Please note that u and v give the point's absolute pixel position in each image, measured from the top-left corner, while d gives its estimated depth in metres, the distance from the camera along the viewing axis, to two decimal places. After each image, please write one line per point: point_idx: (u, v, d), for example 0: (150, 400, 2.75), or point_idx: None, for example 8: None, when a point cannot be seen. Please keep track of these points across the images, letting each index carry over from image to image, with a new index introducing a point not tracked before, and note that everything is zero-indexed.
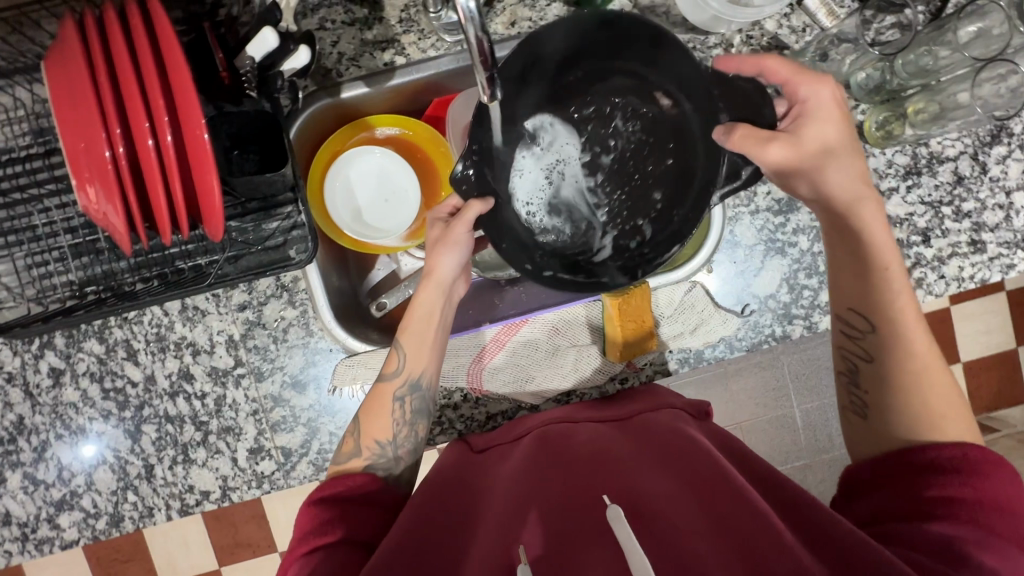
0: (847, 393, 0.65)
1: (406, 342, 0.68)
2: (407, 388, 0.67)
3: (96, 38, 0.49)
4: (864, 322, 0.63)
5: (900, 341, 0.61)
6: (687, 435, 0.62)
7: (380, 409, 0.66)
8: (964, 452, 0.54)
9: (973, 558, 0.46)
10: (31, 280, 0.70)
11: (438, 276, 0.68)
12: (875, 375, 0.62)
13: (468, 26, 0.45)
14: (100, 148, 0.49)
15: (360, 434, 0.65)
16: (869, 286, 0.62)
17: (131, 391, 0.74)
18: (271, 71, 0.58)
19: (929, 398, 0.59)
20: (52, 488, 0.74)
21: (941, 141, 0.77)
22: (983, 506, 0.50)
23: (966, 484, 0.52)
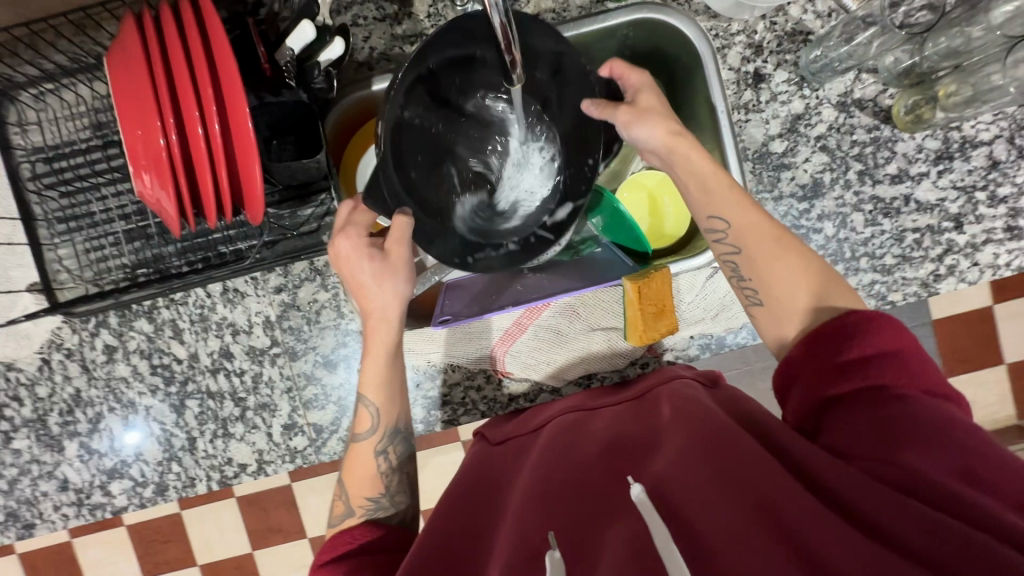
0: (741, 291, 0.64)
1: (371, 396, 0.67)
2: (387, 440, 0.68)
3: (153, 34, 0.53)
4: (722, 223, 0.63)
5: (763, 245, 0.62)
6: (688, 401, 0.64)
7: (361, 467, 0.67)
8: (840, 320, 0.55)
9: (903, 430, 0.48)
10: (89, 263, 0.76)
11: (385, 317, 0.65)
12: (750, 268, 0.62)
13: (494, 14, 0.47)
14: (155, 137, 0.53)
15: (349, 496, 0.66)
16: (722, 198, 0.63)
17: (176, 367, 0.79)
18: (307, 62, 0.62)
19: (800, 281, 0.60)
20: (105, 457, 0.79)
21: (974, 125, 0.75)
22: (880, 359, 0.52)
23: (853, 347, 0.53)
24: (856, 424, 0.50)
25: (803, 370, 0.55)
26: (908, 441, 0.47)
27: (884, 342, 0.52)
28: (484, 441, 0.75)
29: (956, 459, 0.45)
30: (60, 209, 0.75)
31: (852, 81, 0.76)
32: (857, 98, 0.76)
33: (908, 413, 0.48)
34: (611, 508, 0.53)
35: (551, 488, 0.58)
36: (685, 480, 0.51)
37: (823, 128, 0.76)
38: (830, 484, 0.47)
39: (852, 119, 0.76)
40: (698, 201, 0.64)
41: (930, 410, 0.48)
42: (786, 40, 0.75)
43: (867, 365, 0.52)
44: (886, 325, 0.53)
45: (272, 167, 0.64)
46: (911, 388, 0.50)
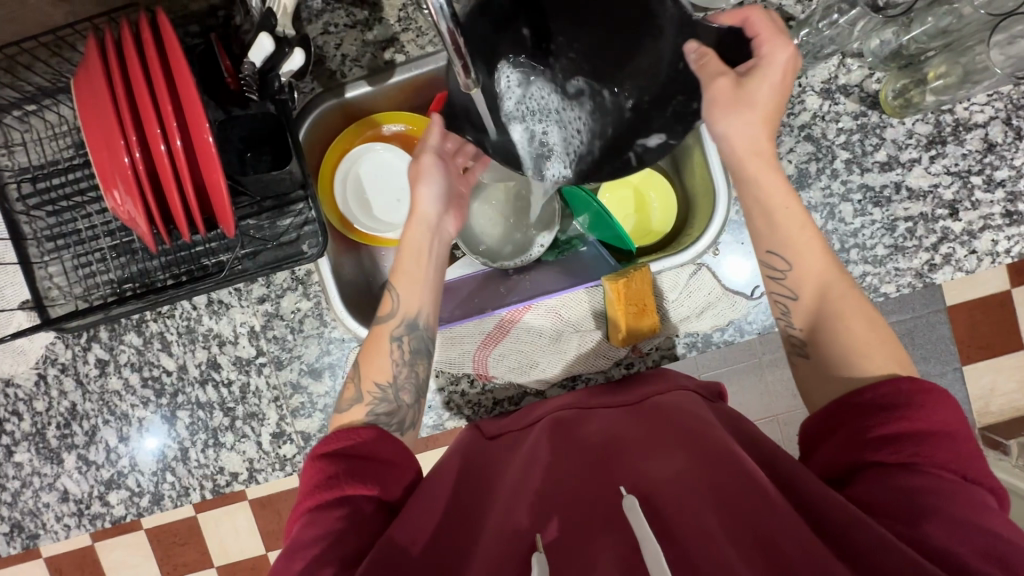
0: (787, 335, 0.63)
1: (399, 284, 0.69)
2: (404, 328, 0.67)
3: (113, 53, 0.54)
4: (783, 261, 0.62)
5: (819, 286, 0.60)
6: (698, 416, 0.61)
7: (379, 350, 0.67)
8: (895, 385, 0.51)
9: (934, 510, 0.45)
10: (78, 280, 0.77)
11: (420, 212, 0.71)
12: (807, 309, 0.61)
13: (441, 21, 0.46)
14: (119, 154, 0.54)
15: (360, 377, 0.65)
16: (783, 227, 0.62)
17: (166, 379, 0.80)
18: (270, 74, 0.62)
19: (852, 330, 0.58)
20: (101, 468, 0.81)
21: (968, 107, 0.72)
22: (932, 438, 0.48)
23: (903, 419, 0.49)
24: (885, 492, 0.47)
25: (843, 424, 0.53)
26: (936, 519, 0.44)
27: (937, 417, 0.49)
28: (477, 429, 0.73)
29: (987, 546, 0.42)
30: (47, 227, 0.76)
31: (836, 66, 0.73)
32: (842, 84, 0.73)
33: (949, 496, 0.45)
34: (604, 512, 0.52)
35: (548, 493, 0.56)
36: (687, 500, 0.49)
37: (807, 116, 0.74)
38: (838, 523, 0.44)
39: (837, 106, 0.73)
40: (760, 235, 0.63)
41: (967, 497, 0.45)
42: None
43: (918, 441, 0.48)
44: (948, 404, 0.49)
45: (243, 180, 0.64)
46: (952, 470, 0.47)
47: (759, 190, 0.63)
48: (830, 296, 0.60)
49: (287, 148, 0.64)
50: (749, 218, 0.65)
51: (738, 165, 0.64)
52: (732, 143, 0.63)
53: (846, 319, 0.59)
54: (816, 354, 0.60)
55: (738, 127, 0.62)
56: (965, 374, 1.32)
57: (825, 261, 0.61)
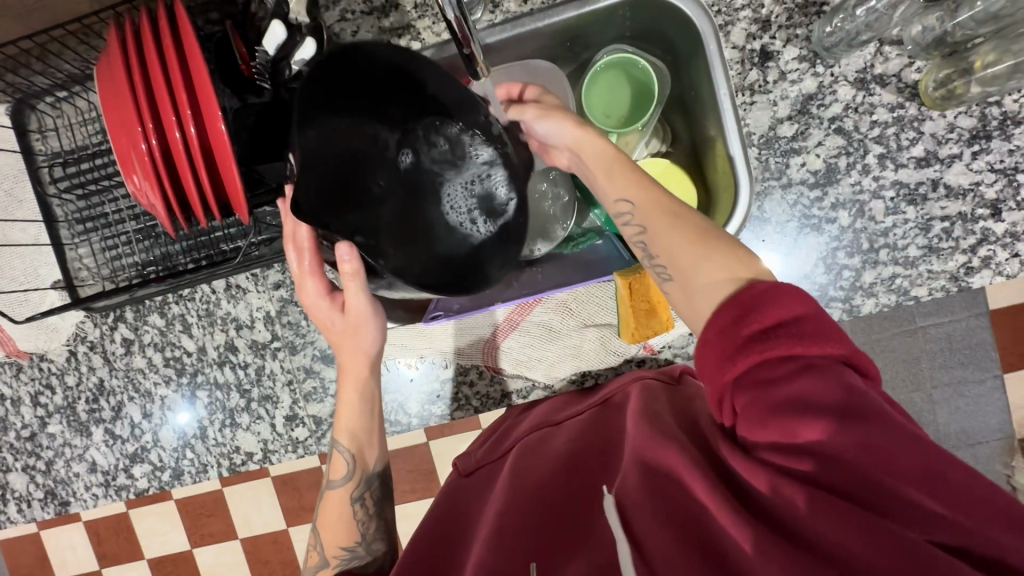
0: (653, 272, 0.56)
1: (346, 448, 0.69)
2: (363, 488, 0.69)
3: (131, 40, 0.55)
4: (627, 205, 0.57)
5: (659, 217, 0.55)
6: (646, 408, 0.61)
7: (336, 517, 0.67)
8: (747, 291, 0.46)
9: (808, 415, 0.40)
10: (106, 261, 0.80)
11: (358, 365, 0.68)
12: (651, 242, 0.55)
13: (448, 9, 0.48)
14: (137, 142, 0.55)
15: (324, 546, 0.67)
16: (623, 178, 0.58)
17: (187, 359, 0.83)
18: (282, 62, 0.62)
19: (687, 252, 0.52)
20: (127, 442, 0.85)
21: (1018, 99, 0.67)
22: (781, 327, 0.43)
23: (754, 321, 0.44)
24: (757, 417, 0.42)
25: (704, 368, 0.47)
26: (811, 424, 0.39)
27: (781, 306, 0.43)
28: (454, 470, 0.73)
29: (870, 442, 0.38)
30: (78, 210, 0.79)
31: (872, 54, 0.69)
32: (878, 73, 0.69)
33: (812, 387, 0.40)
34: (576, 539, 0.51)
35: (512, 519, 0.55)
36: (642, 516, 0.47)
37: (838, 108, 0.70)
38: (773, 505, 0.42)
39: (872, 97, 0.69)
40: (602, 186, 0.59)
41: (834, 378, 0.40)
42: (797, 13, 0.69)
43: (769, 338, 0.43)
44: (790, 293, 0.44)
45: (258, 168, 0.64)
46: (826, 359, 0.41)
47: (591, 144, 0.60)
48: (671, 229, 0.54)
49: None
50: (593, 178, 0.61)
51: (577, 137, 0.61)
52: (564, 134, 0.61)
53: (682, 239, 0.53)
54: (678, 276, 0.53)
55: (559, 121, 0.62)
56: (1006, 381, 1.26)
57: (667, 200, 0.56)
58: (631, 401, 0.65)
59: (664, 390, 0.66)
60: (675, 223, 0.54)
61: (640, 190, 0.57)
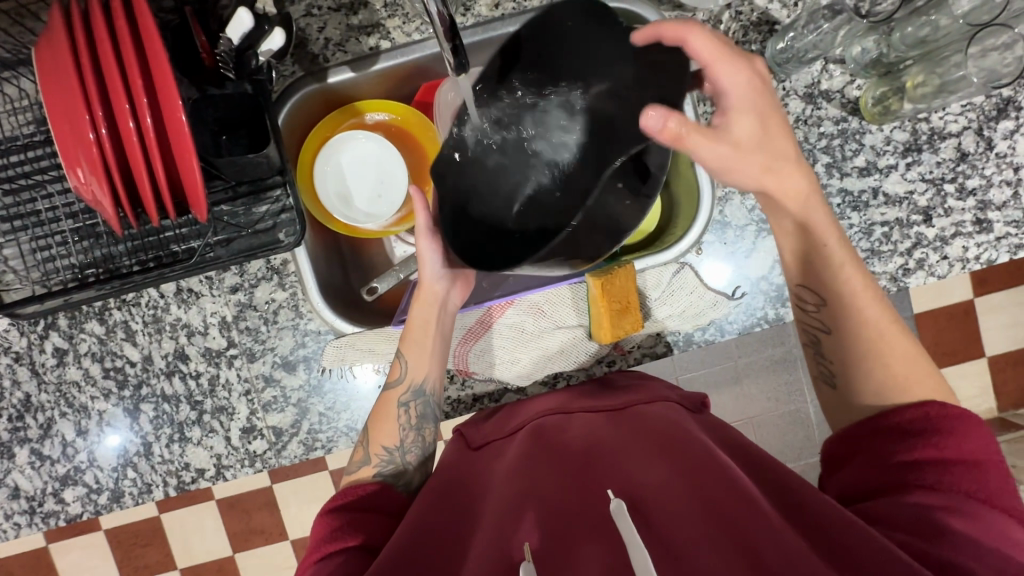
0: (815, 363, 0.68)
1: (408, 352, 0.70)
2: (410, 395, 0.70)
3: (78, 20, 0.51)
4: (810, 294, 0.66)
5: (849, 323, 0.64)
6: (681, 426, 0.65)
7: (385, 416, 0.70)
8: (923, 414, 0.57)
9: (946, 527, 0.49)
10: (36, 264, 0.73)
11: (427, 283, 0.71)
12: (834, 343, 0.65)
13: (432, 3, 0.49)
14: (84, 131, 0.51)
15: (369, 443, 0.68)
16: (817, 266, 0.65)
17: (129, 370, 0.76)
18: (248, 53, 0.60)
19: (893, 361, 0.61)
20: (57, 464, 0.77)
21: (942, 117, 0.74)
22: (960, 466, 0.53)
23: (930, 445, 0.54)
24: (901, 512, 0.51)
25: (868, 443, 0.58)
26: (949, 536, 0.48)
27: (966, 447, 0.53)
28: (461, 439, 0.73)
29: (999, 566, 0.46)
30: (3, 207, 0.72)
31: (819, 72, 0.74)
32: (824, 89, 0.74)
33: (956, 513, 0.50)
34: (590, 519, 0.54)
35: (533, 497, 0.59)
36: (674, 509, 0.53)
37: (790, 120, 0.75)
38: (835, 532, 0.48)
39: (819, 111, 0.75)
40: (792, 273, 0.68)
41: (989, 522, 0.49)
42: (751, 30, 0.74)
43: (944, 467, 0.53)
44: (977, 437, 0.54)
45: (215, 162, 0.61)
46: (982, 500, 0.51)
47: (791, 223, 0.66)
48: (836, 289, 0.64)
49: (264, 129, 0.63)
50: (786, 260, 0.68)
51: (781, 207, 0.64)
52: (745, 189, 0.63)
53: (890, 357, 0.62)
54: (843, 382, 0.64)
55: (727, 161, 0.60)
56: None
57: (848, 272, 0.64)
58: (656, 415, 0.67)
59: (692, 415, 0.70)
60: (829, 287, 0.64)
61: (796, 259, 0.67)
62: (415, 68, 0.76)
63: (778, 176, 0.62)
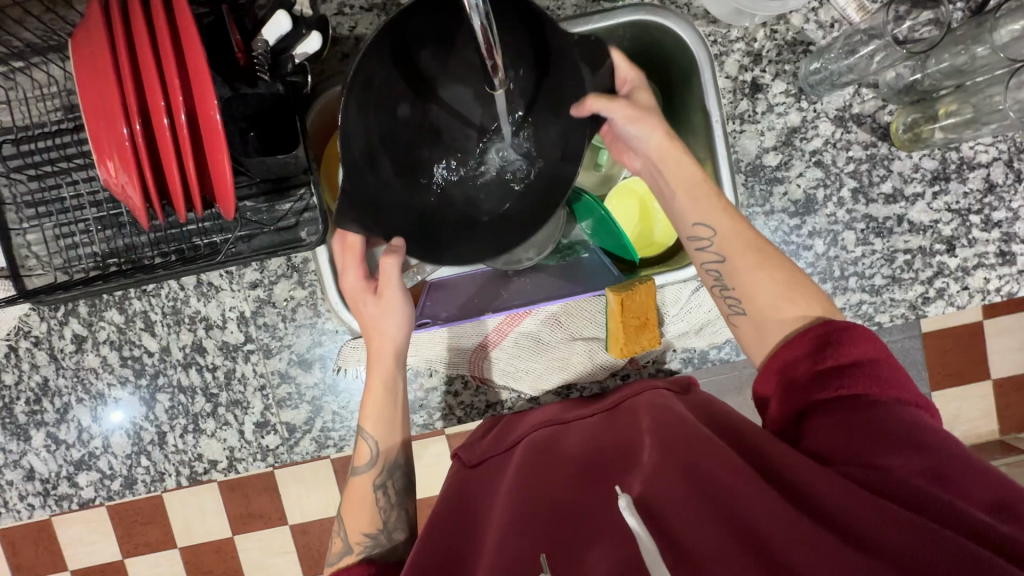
0: (722, 300, 0.64)
1: (371, 429, 0.69)
2: (386, 474, 0.70)
3: (117, 15, 0.51)
4: (706, 230, 0.64)
5: (743, 249, 0.63)
6: (666, 410, 0.65)
7: (360, 502, 0.68)
8: (824, 329, 0.56)
9: (879, 440, 0.49)
10: (59, 250, 0.73)
11: (387, 351, 0.69)
12: (731, 269, 0.63)
13: (474, 16, 0.45)
14: (118, 126, 0.51)
15: (347, 533, 0.67)
16: (701, 202, 0.64)
17: (147, 360, 0.77)
18: (283, 55, 0.60)
19: (775, 274, 0.62)
20: (72, 448, 0.78)
21: (973, 147, 0.74)
22: (853, 369, 0.53)
23: (826, 360, 0.54)
24: (833, 434, 0.51)
25: (780, 391, 0.57)
26: (887, 445, 0.49)
27: (856, 350, 0.53)
28: (460, 463, 0.74)
29: (926, 463, 0.47)
30: (28, 192, 0.72)
31: (851, 95, 0.74)
32: (856, 113, 0.74)
33: (880, 421, 0.50)
34: (595, 527, 0.54)
35: (533, 504, 0.59)
36: (668, 493, 0.53)
37: (819, 142, 0.74)
38: (811, 488, 0.48)
39: (849, 135, 0.74)
40: (683, 207, 0.65)
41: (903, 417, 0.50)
42: (786, 50, 0.73)
43: (841, 377, 0.53)
44: (861, 335, 0.54)
45: (245, 162, 0.62)
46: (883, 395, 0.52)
47: (672, 160, 0.65)
48: (738, 232, 0.63)
49: (294, 130, 0.63)
50: (672, 197, 0.65)
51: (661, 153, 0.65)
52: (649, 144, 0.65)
53: (772, 277, 0.61)
54: (751, 311, 0.62)
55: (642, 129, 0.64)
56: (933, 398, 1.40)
57: (742, 225, 0.63)
58: (644, 407, 0.67)
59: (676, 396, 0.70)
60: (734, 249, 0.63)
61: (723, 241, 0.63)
62: None
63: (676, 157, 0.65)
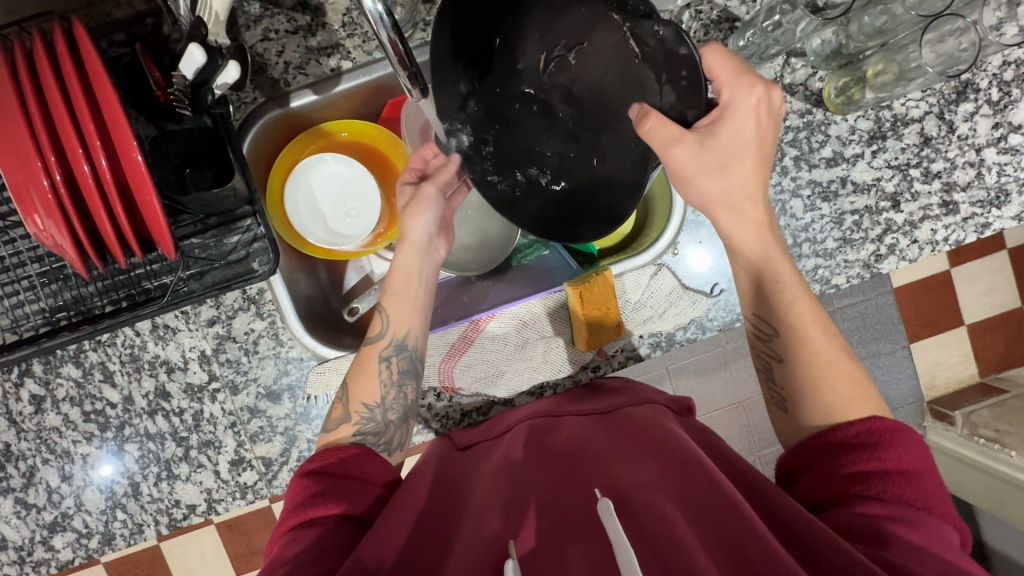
0: (767, 387, 0.66)
1: (391, 305, 0.69)
2: (393, 349, 0.68)
3: (23, 64, 0.50)
4: (767, 327, 0.64)
5: (805, 352, 0.62)
6: (666, 427, 0.64)
7: (366, 372, 0.67)
8: (868, 428, 0.56)
9: (894, 537, 0.48)
10: (4, 311, 0.71)
11: (412, 239, 0.69)
12: (788, 371, 0.63)
13: (381, 29, 0.46)
14: (37, 177, 0.50)
15: (348, 398, 0.66)
16: (762, 293, 0.64)
17: (111, 412, 0.75)
18: (203, 87, 0.59)
19: (837, 386, 0.61)
20: (43, 511, 0.76)
21: (904, 103, 0.75)
22: (901, 476, 0.52)
23: (873, 458, 0.54)
24: (852, 521, 0.50)
25: (821, 464, 0.57)
26: (896, 543, 0.47)
27: (905, 458, 0.53)
28: (449, 441, 0.74)
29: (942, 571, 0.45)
30: None
31: (781, 66, 0.75)
32: (788, 83, 0.75)
33: (902, 522, 0.49)
34: (575, 520, 0.54)
35: (518, 498, 0.58)
36: (658, 508, 0.53)
37: None
38: (808, 538, 0.47)
39: (784, 105, 0.75)
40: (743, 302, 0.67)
41: (934, 530, 0.49)
42: (712, 29, 0.74)
43: (885, 477, 0.52)
44: (910, 441, 0.54)
45: (182, 200, 0.60)
46: (920, 506, 0.51)
47: (736, 254, 0.65)
48: (799, 325, 0.63)
49: (228, 161, 0.62)
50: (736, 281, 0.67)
51: (725, 227, 0.63)
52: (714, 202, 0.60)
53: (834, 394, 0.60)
54: (795, 412, 0.63)
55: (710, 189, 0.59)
56: (911, 350, 1.43)
57: (808, 321, 0.63)
58: (641, 419, 0.67)
59: (676, 418, 0.70)
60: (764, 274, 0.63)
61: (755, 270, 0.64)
62: (381, 86, 0.76)
63: (739, 203, 0.61)
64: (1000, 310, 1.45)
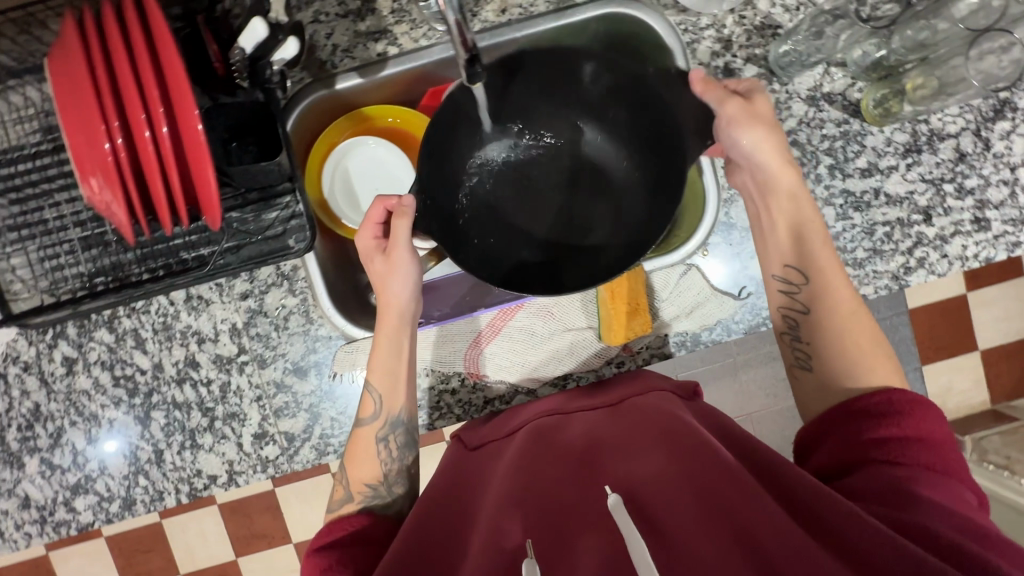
0: (791, 348, 0.68)
1: (377, 384, 0.69)
2: (388, 428, 0.69)
3: (93, 31, 0.52)
4: (798, 274, 0.67)
5: (831, 307, 0.65)
6: (673, 415, 0.65)
7: (363, 454, 0.68)
8: (887, 396, 0.58)
9: (916, 498, 0.49)
10: (44, 272, 0.72)
11: (394, 307, 0.69)
12: (814, 324, 0.66)
13: (449, 11, 0.46)
14: (100, 141, 0.52)
15: (349, 481, 0.68)
16: (795, 246, 0.68)
17: (140, 378, 0.76)
18: (261, 62, 0.62)
19: (856, 339, 0.64)
20: (67, 473, 0.77)
21: (941, 118, 0.76)
22: (918, 442, 0.54)
23: (893, 424, 0.55)
24: (874, 484, 0.52)
25: (839, 429, 0.59)
26: (915, 501, 0.48)
27: (924, 425, 0.55)
28: (461, 442, 0.76)
29: (961, 523, 0.46)
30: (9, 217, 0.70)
31: (821, 75, 0.75)
32: (826, 92, 0.75)
33: (921, 482, 0.51)
34: (587, 517, 0.54)
35: (530, 495, 0.59)
36: (668, 499, 0.53)
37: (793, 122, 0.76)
38: (818, 510, 0.47)
39: (821, 113, 0.76)
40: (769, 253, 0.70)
41: (952, 489, 0.50)
42: (754, 35, 0.75)
43: (905, 443, 0.54)
44: (930, 412, 0.56)
45: (229, 169, 0.63)
46: (938, 471, 0.52)
47: (775, 203, 0.68)
48: (827, 280, 0.66)
49: (276, 137, 0.64)
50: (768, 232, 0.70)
51: (773, 174, 0.67)
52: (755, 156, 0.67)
53: (854, 349, 0.63)
54: (819, 370, 0.65)
55: (760, 139, 0.66)
56: (925, 372, 1.42)
57: (838, 278, 0.66)
58: (650, 407, 0.67)
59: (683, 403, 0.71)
60: (800, 232, 0.67)
61: (787, 242, 0.68)
62: (422, 73, 0.76)
63: (782, 154, 0.67)
64: (1017, 337, 1.44)
